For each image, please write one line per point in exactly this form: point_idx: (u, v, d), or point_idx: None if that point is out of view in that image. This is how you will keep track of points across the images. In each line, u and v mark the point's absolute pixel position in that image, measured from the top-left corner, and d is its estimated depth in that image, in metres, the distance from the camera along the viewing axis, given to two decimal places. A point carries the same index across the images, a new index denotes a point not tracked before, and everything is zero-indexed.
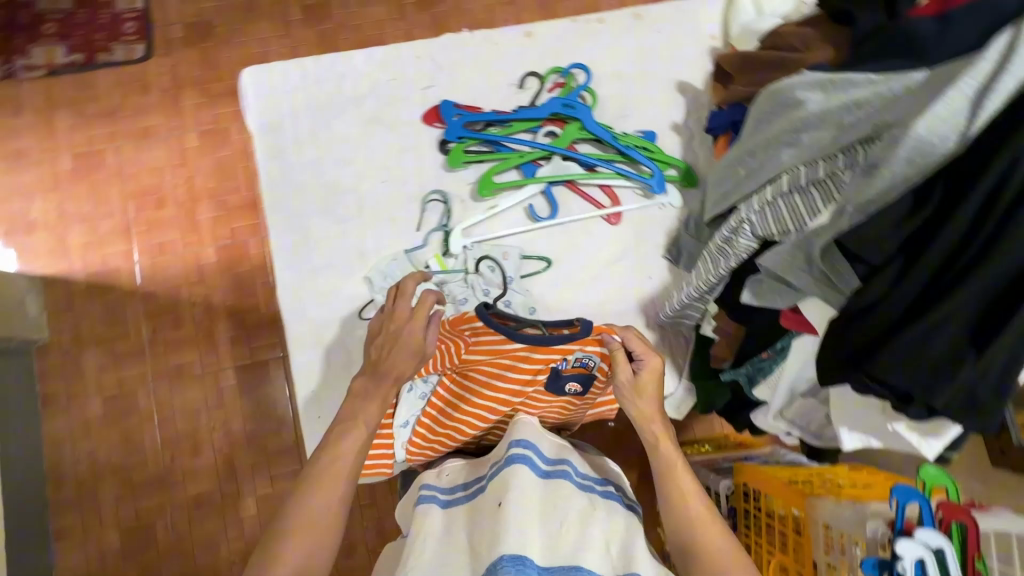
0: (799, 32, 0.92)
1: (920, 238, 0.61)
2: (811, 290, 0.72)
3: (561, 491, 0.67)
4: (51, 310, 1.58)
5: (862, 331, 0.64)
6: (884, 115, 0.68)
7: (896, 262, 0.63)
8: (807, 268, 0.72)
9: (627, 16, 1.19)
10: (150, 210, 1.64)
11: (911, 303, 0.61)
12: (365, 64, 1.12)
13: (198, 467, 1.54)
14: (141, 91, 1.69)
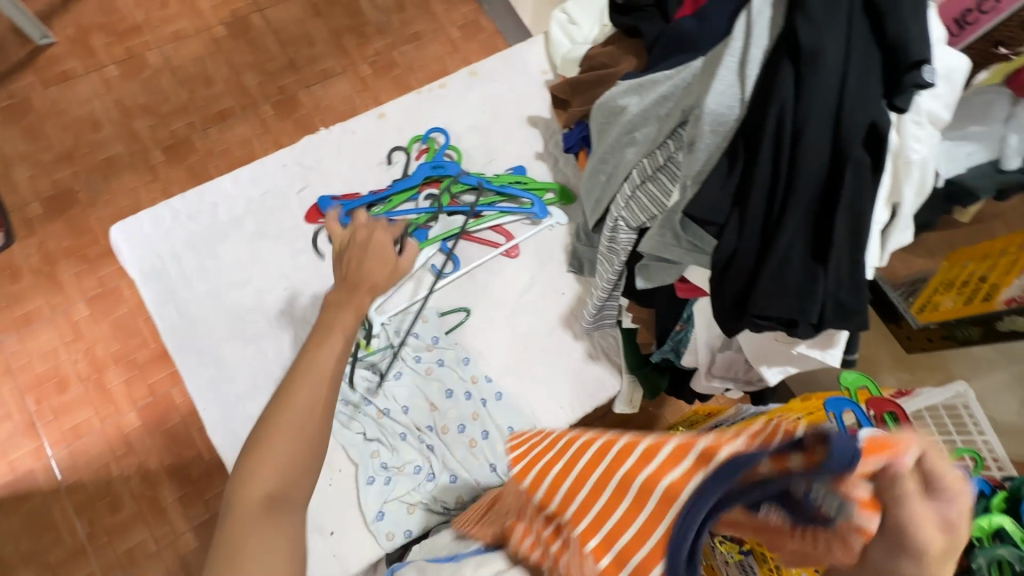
0: (604, 50, 1.07)
1: (744, 189, 0.71)
2: (687, 259, 0.81)
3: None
4: None
5: (734, 282, 0.73)
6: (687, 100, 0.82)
7: (736, 214, 0.72)
8: (677, 242, 0.80)
9: (464, 75, 1.29)
10: (53, 396, 1.53)
11: (761, 243, 0.70)
12: (235, 186, 1.14)
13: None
14: (12, 279, 1.61)
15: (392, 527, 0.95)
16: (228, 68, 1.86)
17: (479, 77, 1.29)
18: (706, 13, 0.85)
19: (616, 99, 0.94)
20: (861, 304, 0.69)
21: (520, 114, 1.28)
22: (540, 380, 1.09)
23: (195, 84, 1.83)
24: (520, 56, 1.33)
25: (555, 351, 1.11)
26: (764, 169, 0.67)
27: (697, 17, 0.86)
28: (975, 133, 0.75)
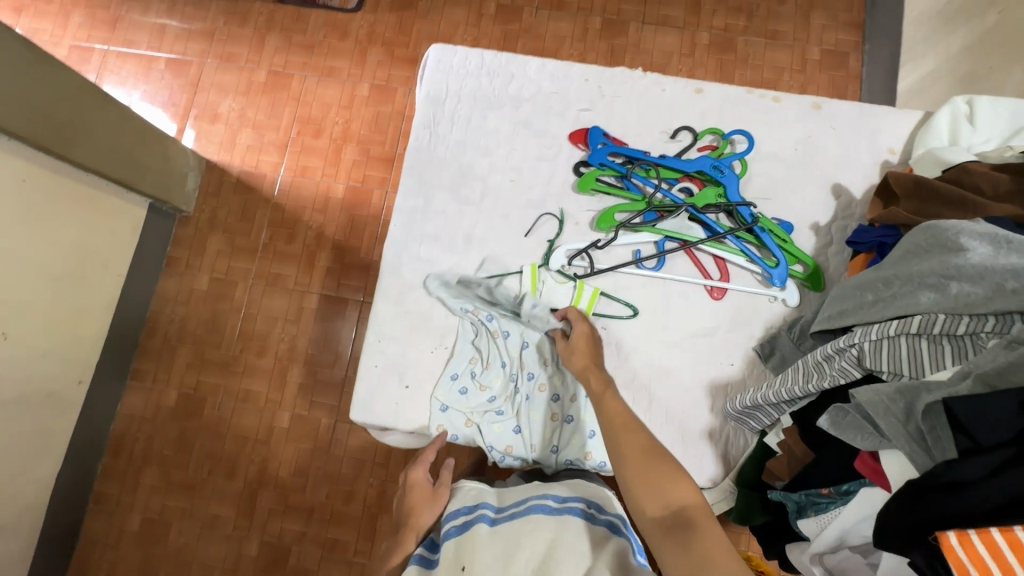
0: (990, 175, 0.84)
1: None
2: (897, 442, 0.66)
3: (524, 527, 0.80)
4: (203, 190, 1.82)
5: (931, 508, 0.59)
6: None
7: (1007, 450, 0.57)
8: (902, 418, 0.66)
9: (805, 103, 1.14)
10: (307, 137, 1.84)
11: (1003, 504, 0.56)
12: (538, 72, 1.17)
13: (259, 366, 1.70)
14: (340, 36, 1.91)
15: (444, 422, 1.00)
16: None
17: (819, 113, 1.13)
18: None
19: (959, 233, 0.76)
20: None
21: (829, 174, 1.10)
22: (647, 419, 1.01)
23: None
24: (877, 120, 1.12)
25: (681, 406, 1.02)
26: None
27: None
28: None
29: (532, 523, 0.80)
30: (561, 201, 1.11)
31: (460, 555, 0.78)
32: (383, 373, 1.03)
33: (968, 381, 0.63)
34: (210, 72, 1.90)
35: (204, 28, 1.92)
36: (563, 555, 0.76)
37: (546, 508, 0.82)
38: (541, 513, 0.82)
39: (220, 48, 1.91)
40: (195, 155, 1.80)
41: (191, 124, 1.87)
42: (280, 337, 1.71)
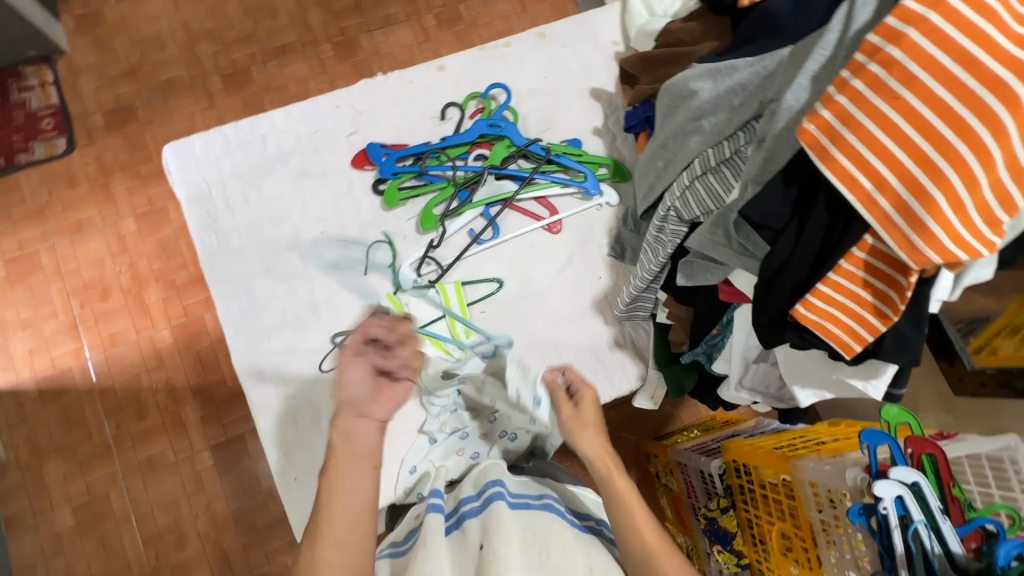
0: (685, 27, 0.99)
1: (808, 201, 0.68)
2: (734, 263, 0.76)
3: (542, 521, 0.77)
4: (3, 425, 1.50)
5: (778, 296, 0.70)
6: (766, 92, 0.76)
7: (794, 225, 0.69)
8: (727, 242, 0.76)
9: (531, 36, 1.23)
10: (95, 303, 1.59)
11: (814, 263, 0.67)
12: (288, 121, 1.12)
13: (187, 558, 1.47)
14: (69, 185, 1.66)
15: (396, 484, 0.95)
16: (294, 2, 1.84)
17: (546, 40, 1.23)
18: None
19: (687, 81, 0.88)
20: (919, 342, 0.67)
21: (583, 84, 1.21)
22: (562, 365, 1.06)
23: (261, 14, 1.82)
24: (592, 24, 1.25)
25: (582, 336, 1.08)
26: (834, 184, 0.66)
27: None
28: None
29: (549, 517, 0.77)
30: (380, 225, 1.09)
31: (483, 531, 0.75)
32: (308, 481, 0.95)
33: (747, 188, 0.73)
34: None
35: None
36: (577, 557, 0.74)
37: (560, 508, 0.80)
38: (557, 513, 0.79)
39: None
40: None
41: None
42: (192, 515, 1.49)
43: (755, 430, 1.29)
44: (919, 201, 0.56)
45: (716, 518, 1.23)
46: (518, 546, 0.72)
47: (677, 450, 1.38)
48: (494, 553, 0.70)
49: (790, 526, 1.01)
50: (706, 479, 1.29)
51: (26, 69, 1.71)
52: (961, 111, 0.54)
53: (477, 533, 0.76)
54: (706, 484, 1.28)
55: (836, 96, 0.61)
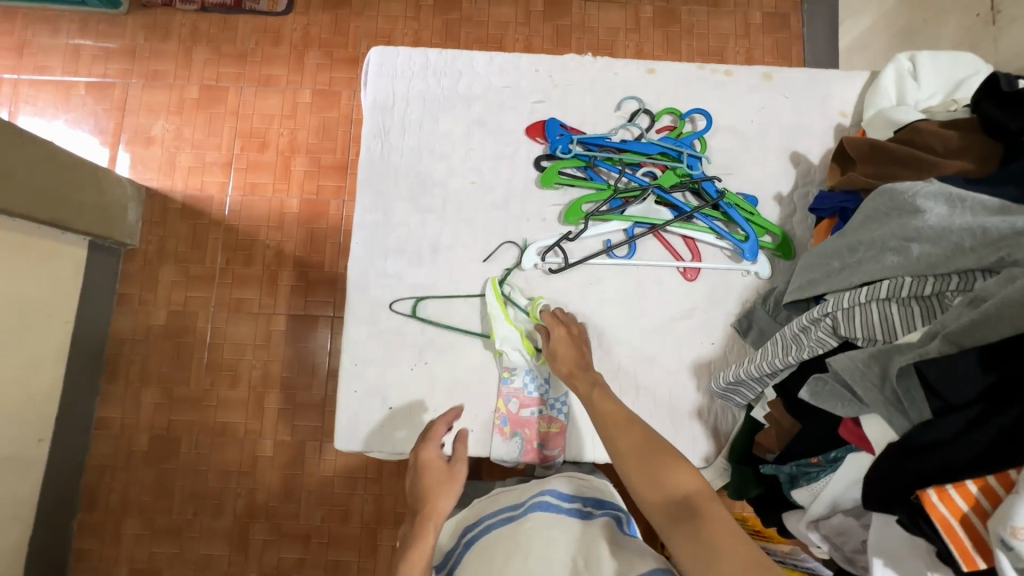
0: (940, 133, 0.85)
1: (1006, 392, 0.58)
2: (875, 408, 0.67)
3: (524, 527, 0.85)
4: (147, 220, 1.72)
5: (914, 470, 0.60)
6: (1012, 250, 0.65)
7: (973, 408, 0.59)
8: (879, 385, 0.67)
9: (756, 74, 1.13)
10: (252, 152, 1.75)
11: (973, 460, 0.57)
12: (486, 66, 1.11)
13: (233, 397, 1.63)
14: (274, 42, 1.81)
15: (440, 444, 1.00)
16: None
17: (771, 84, 1.12)
18: None
19: (916, 195, 0.77)
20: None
21: (786, 144, 1.11)
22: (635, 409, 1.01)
23: None
24: (826, 84, 1.12)
25: (667, 390, 1.02)
26: None
27: None
28: None
29: (531, 520, 0.85)
30: (526, 199, 1.07)
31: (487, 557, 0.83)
32: (365, 397, 1.00)
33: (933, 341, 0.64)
34: (137, 93, 1.78)
35: (123, 45, 1.79)
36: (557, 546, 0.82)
37: (546, 504, 0.88)
38: (542, 511, 0.87)
39: (143, 66, 1.78)
40: (133, 185, 1.69)
41: (125, 150, 1.75)
42: (252, 364, 1.65)
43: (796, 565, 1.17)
44: None
45: None
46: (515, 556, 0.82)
47: None
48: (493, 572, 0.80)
49: None
50: None
51: None
52: None
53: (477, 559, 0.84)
54: None
55: None
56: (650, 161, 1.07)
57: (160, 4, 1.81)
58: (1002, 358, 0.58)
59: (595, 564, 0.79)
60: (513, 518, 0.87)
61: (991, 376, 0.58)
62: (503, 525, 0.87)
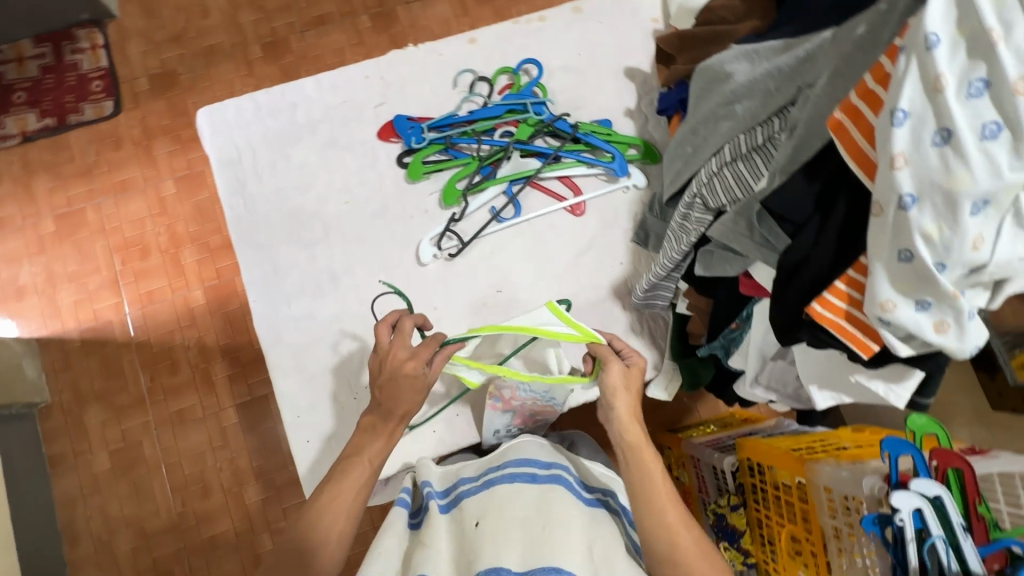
0: (728, 4, 0.93)
1: (838, 194, 0.63)
2: (754, 255, 0.73)
3: (546, 495, 0.76)
4: (50, 371, 1.60)
5: (797, 291, 0.66)
6: (805, 76, 0.70)
7: (817, 219, 0.65)
8: (749, 235, 0.73)
9: (566, 11, 1.18)
10: (135, 261, 1.67)
11: (834, 262, 0.64)
12: (319, 90, 1.11)
13: (210, 508, 1.55)
14: (115, 146, 1.73)
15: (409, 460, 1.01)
16: None
17: (583, 15, 1.18)
18: None
19: (724, 63, 0.84)
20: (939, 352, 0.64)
21: (618, 63, 1.16)
22: None
23: None
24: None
25: (598, 321, 1.07)
26: (859, 188, 0.62)
27: None
28: None
29: (555, 490, 0.77)
30: (404, 198, 1.08)
31: (479, 511, 0.75)
32: (321, 444, 0.98)
33: (774, 178, 0.69)
34: None
35: None
36: (575, 532, 0.72)
37: (568, 480, 0.80)
38: (566, 485, 0.79)
39: None
40: (20, 341, 1.57)
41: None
42: (217, 468, 1.57)
43: (776, 432, 1.23)
44: (910, 207, 0.53)
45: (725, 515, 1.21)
46: (517, 524, 0.72)
47: (693, 444, 1.37)
48: (483, 534, 0.71)
49: (801, 528, 1.00)
50: (718, 475, 1.28)
51: (79, 32, 1.78)
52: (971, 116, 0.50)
53: (470, 511, 0.76)
54: (719, 481, 1.26)
55: (867, 81, 0.57)
56: (501, 122, 1.10)
57: None
58: (823, 171, 0.64)
59: (608, 559, 0.71)
60: (538, 479, 0.79)
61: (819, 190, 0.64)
62: (526, 481, 0.79)
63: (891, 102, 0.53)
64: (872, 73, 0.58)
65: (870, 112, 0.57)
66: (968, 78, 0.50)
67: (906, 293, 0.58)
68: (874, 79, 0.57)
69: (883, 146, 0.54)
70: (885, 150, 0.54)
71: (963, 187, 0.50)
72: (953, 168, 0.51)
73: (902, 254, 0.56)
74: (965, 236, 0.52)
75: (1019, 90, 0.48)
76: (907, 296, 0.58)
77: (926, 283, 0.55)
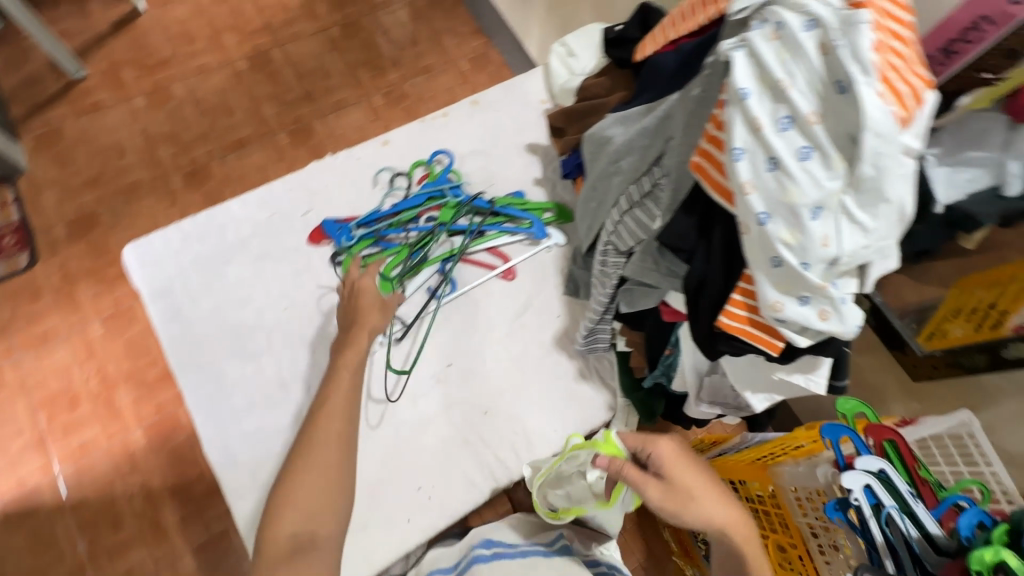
0: (598, 82, 1.09)
1: (716, 221, 0.75)
2: (666, 285, 0.82)
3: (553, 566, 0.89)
4: None
5: (706, 307, 0.75)
6: (667, 131, 0.84)
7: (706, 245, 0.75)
8: (656, 269, 0.83)
9: (465, 105, 1.32)
10: (63, 414, 1.56)
11: (728, 277, 0.73)
12: (244, 209, 1.16)
13: None
14: (33, 298, 1.67)
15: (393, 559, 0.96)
16: (249, 99, 1.95)
17: (480, 106, 1.33)
18: (686, 48, 0.87)
19: (603, 130, 0.97)
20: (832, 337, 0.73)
21: (520, 141, 1.30)
22: (533, 407, 1.09)
23: (216, 113, 1.92)
24: (520, 87, 1.36)
25: (548, 374, 1.11)
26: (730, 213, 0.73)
27: (677, 53, 0.88)
28: (977, 159, 0.72)
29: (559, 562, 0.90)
30: (342, 294, 1.12)
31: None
32: None
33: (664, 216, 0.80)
34: None
35: None
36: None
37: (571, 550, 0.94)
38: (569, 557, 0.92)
39: None
40: None
41: None
42: None
43: (741, 444, 1.23)
44: (766, 223, 0.64)
45: (716, 540, 1.26)
46: None
47: None
48: None
49: (783, 536, 1.03)
50: None
51: None
52: (787, 149, 0.62)
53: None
54: None
55: (709, 129, 0.70)
56: (424, 209, 1.19)
57: None
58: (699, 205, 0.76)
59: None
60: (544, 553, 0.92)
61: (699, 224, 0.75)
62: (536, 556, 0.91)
63: (729, 143, 0.65)
64: (711, 122, 0.71)
65: (717, 153, 0.69)
66: (777, 117, 0.63)
67: (788, 291, 0.67)
68: (714, 129, 0.70)
69: (733, 177, 0.66)
70: (735, 180, 0.65)
71: (797, 199, 0.62)
72: (788, 186, 0.62)
73: (772, 262, 0.66)
74: (814, 237, 0.62)
75: (814, 121, 0.61)
76: (790, 294, 0.67)
77: (799, 283, 0.66)
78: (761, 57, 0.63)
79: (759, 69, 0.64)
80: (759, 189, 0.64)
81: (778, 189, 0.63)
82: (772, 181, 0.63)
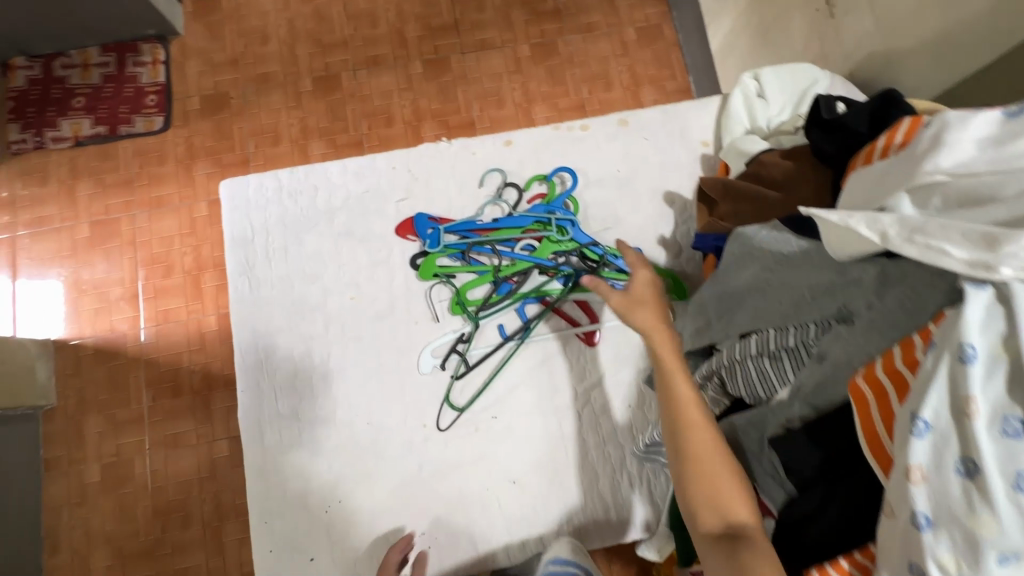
0: (779, 163, 0.85)
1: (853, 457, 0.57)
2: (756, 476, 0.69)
3: None
4: (65, 373, 1.43)
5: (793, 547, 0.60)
6: (843, 296, 0.64)
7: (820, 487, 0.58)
8: (757, 453, 0.69)
9: (612, 122, 1.12)
10: (158, 278, 1.48)
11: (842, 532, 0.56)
12: (342, 176, 1.08)
13: (187, 537, 1.35)
14: (158, 162, 1.53)
15: None
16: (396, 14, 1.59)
17: (627, 128, 1.11)
18: None
19: (764, 241, 0.77)
20: None
21: (658, 185, 1.09)
22: (565, 491, 0.98)
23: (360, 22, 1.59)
24: (682, 117, 1.12)
25: (594, 464, 0.99)
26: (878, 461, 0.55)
27: None
28: None
29: None
30: (410, 301, 1.03)
31: None
32: (281, 555, 0.94)
33: (795, 405, 0.63)
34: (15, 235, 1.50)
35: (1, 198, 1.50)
36: None
37: None
38: None
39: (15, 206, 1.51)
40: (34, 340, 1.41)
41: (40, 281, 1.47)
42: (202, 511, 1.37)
43: None
44: (913, 533, 0.46)
45: None
46: None
47: None
48: None
49: None
50: None
51: (142, 46, 1.58)
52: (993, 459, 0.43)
53: None
54: None
55: (896, 356, 0.52)
56: (525, 234, 1.03)
57: (28, 148, 1.52)
58: (844, 427, 0.58)
59: None
60: None
61: (826, 452, 0.59)
62: None
63: (913, 406, 0.47)
64: (903, 352, 0.52)
65: (894, 397, 0.51)
66: (1007, 414, 0.43)
67: None
68: (903, 361, 0.52)
69: (901, 444, 0.48)
70: (900, 457, 0.47)
71: (988, 536, 0.43)
72: (976, 510, 0.43)
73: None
74: None
75: None
76: None
77: None
78: (941, 245, 0.50)
79: (1005, 330, 0.45)
80: (926, 484, 0.46)
81: (955, 500, 0.44)
82: (952, 489, 0.45)
